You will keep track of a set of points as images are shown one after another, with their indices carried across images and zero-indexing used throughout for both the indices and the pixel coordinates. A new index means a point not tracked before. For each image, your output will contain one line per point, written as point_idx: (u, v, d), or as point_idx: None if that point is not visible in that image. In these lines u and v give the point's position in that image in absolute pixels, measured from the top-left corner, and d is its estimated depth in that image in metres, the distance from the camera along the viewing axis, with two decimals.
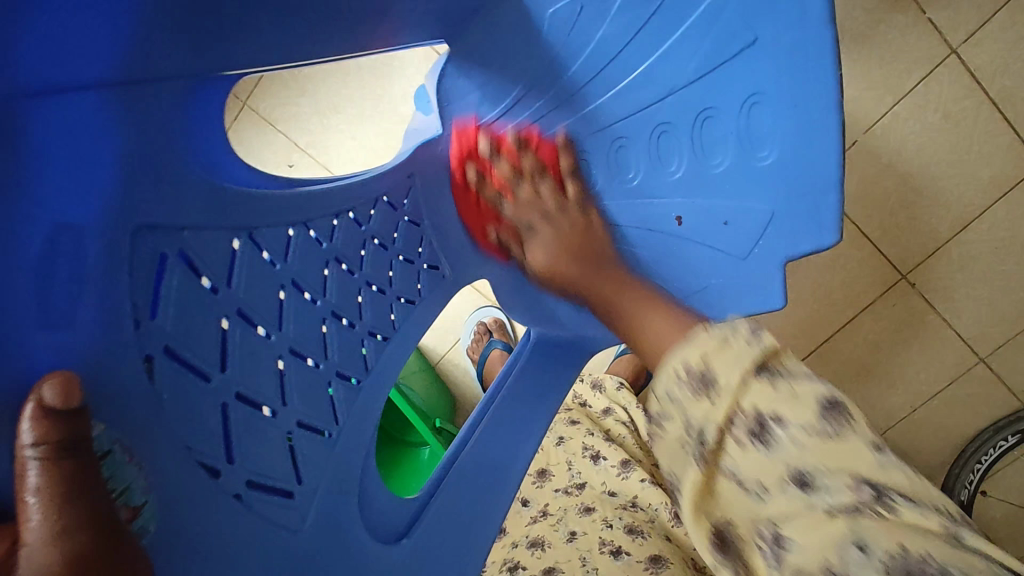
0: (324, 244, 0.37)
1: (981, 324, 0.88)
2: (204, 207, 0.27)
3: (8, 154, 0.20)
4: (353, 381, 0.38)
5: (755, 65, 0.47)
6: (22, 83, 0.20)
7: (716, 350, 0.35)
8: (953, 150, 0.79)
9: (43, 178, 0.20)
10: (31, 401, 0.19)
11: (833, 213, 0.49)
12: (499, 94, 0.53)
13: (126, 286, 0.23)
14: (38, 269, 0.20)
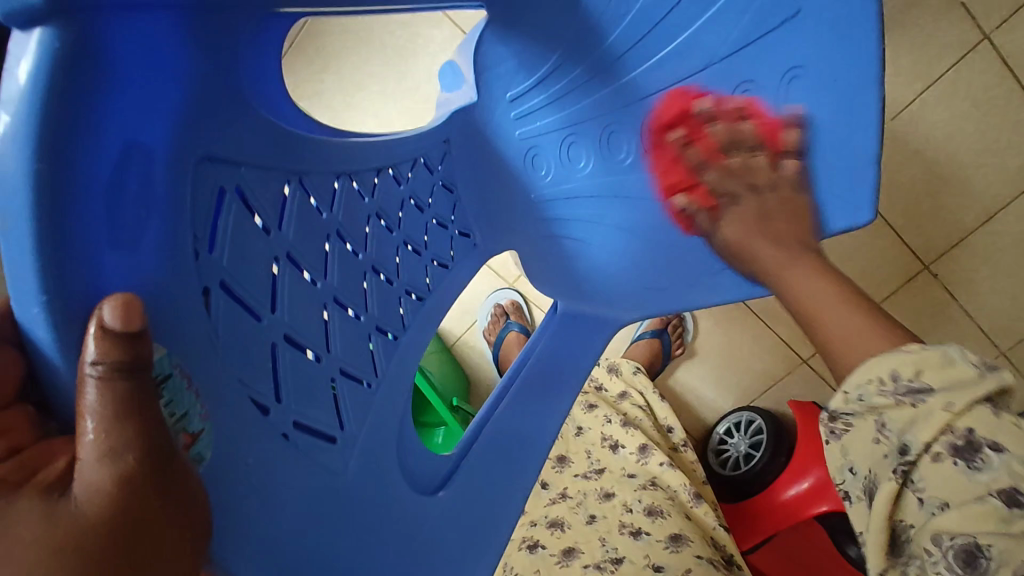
0: (366, 198, 0.37)
1: (1006, 319, 0.94)
2: (259, 147, 0.28)
3: (91, 70, 0.19)
4: (390, 337, 0.38)
5: (793, 38, 0.48)
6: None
7: (933, 366, 0.34)
8: (986, 138, 0.85)
9: (114, 99, 0.20)
10: (93, 321, 0.19)
11: (870, 192, 0.49)
12: (536, 62, 0.53)
13: (188, 216, 0.23)
14: (109, 189, 0.20)
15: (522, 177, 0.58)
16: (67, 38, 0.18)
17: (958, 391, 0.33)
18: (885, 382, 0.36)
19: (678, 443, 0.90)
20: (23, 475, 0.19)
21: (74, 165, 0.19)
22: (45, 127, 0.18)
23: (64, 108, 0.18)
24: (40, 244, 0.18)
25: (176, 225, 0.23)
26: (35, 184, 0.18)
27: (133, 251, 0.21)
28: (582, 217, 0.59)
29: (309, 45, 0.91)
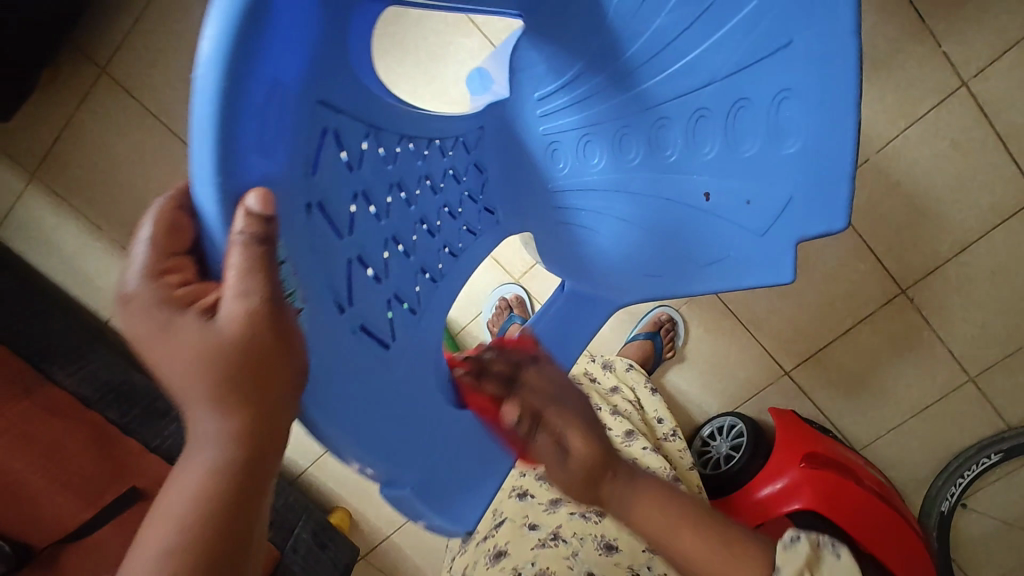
0: (420, 161, 0.44)
1: (972, 345, 1.14)
2: (352, 102, 0.35)
3: (266, 27, 0.26)
4: (430, 280, 0.45)
5: (786, 64, 0.56)
6: None
7: None
8: (957, 174, 1.04)
9: (275, 49, 0.27)
10: (243, 204, 0.26)
11: (844, 203, 0.58)
12: (563, 67, 0.61)
13: (304, 144, 0.31)
14: (263, 112, 0.27)
15: (542, 167, 0.66)
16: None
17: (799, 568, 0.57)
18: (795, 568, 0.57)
19: (666, 434, 0.98)
20: (190, 298, 0.26)
21: (241, 89, 0.26)
22: (230, 57, 0.25)
23: (246, 47, 0.25)
24: (217, 142, 0.25)
25: (294, 149, 0.30)
26: (216, 99, 0.25)
27: (268, 159, 0.28)
28: (593, 207, 0.67)
29: None
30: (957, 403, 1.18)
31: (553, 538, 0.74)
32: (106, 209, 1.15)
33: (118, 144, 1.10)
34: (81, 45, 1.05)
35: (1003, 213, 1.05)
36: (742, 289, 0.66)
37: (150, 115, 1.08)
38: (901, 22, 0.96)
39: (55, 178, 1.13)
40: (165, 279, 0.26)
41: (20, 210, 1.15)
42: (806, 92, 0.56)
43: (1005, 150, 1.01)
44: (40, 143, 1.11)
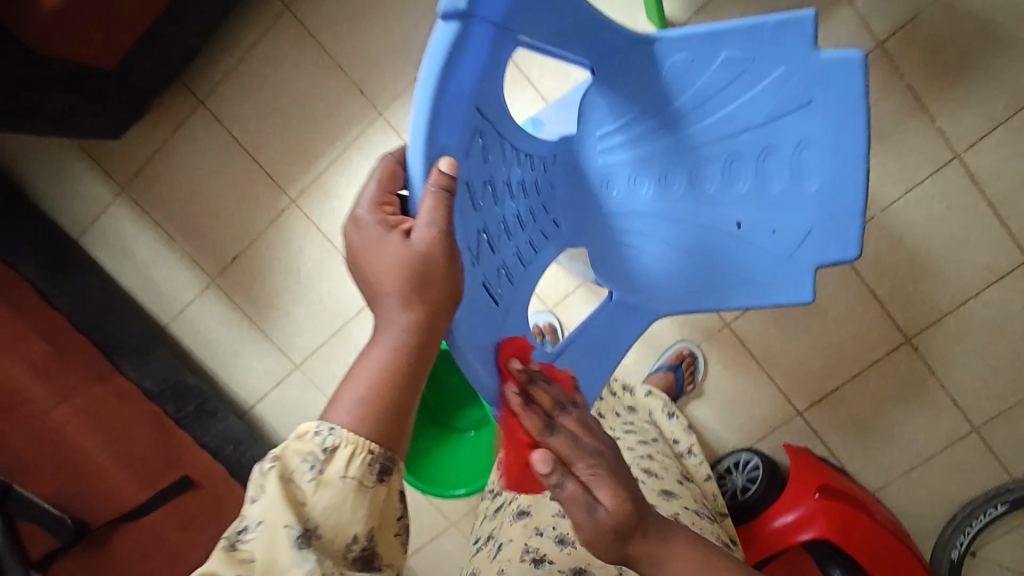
0: (520, 169, 0.57)
1: (976, 396, 1.22)
2: (494, 112, 0.47)
3: (466, 47, 0.38)
4: (520, 264, 0.57)
5: (807, 118, 0.70)
6: (479, 12, 0.39)
7: None
8: (955, 234, 1.16)
9: (467, 64, 0.39)
10: (439, 164, 0.37)
11: (855, 234, 0.70)
12: (622, 111, 0.75)
13: (469, 132, 0.42)
14: (453, 103, 0.39)
15: (598, 192, 0.77)
16: (460, 25, 0.37)
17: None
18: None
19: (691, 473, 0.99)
20: (396, 224, 0.39)
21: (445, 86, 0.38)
22: (439, 64, 0.37)
23: (450, 58, 0.38)
24: (425, 118, 0.37)
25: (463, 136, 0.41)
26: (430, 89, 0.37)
27: (449, 137, 0.39)
28: (639, 230, 0.78)
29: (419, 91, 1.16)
30: (964, 452, 1.24)
31: None
32: (182, 222, 1.27)
33: (203, 166, 1.24)
34: (185, 80, 1.20)
35: (998, 272, 1.16)
36: (767, 307, 0.76)
37: (236, 143, 1.22)
38: (899, 100, 1.12)
39: (142, 193, 1.26)
40: (383, 209, 0.40)
41: (106, 220, 1.28)
42: (823, 140, 0.70)
43: (995, 215, 1.13)
44: (135, 161, 1.25)
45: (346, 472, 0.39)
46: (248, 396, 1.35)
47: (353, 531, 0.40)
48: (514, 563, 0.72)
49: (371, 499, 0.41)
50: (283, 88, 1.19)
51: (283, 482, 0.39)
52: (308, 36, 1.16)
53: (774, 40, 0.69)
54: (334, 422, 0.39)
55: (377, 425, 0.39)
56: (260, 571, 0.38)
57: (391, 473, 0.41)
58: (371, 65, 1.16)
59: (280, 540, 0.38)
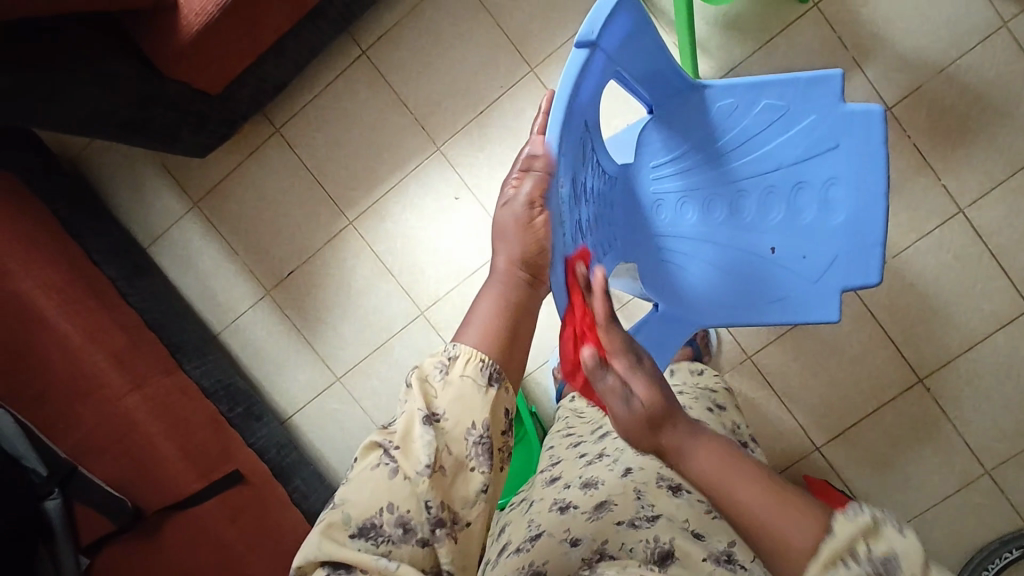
0: (593, 184, 0.70)
1: (986, 438, 1.29)
2: (587, 129, 0.62)
3: (586, 69, 0.55)
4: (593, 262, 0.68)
5: (834, 161, 0.83)
6: (597, 47, 0.55)
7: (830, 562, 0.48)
8: (963, 281, 1.26)
9: (584, 80, 0.55)
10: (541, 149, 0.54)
11: (877, 261, 0.82)
12: (673, 145, 0.86)
13: (573, 132, 0.57)
14: (570, 107, 0.54)
15: (648, 214, 0.87)
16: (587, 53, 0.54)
17: (853, 537, 0.49)
18: (847, 562, 0.48)
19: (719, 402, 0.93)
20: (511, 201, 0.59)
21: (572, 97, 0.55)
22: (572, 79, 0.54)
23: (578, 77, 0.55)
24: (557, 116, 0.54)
25: (576, 135, 0.58)
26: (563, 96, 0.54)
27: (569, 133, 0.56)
28: (684, 250, 0.88)
29: (475, 130, 1.29)
30: (977, 492, 1.29)
31: (600, 455, 0.81)
32: (245, 238, 1.37)
33: (272, 188, 1.36)
34: (265, 110, 1.33)
35: (1003, 318, 1.26)
36: (797, 324, 0.86)
37: (304, 168, 1.34)
38: (908, 158, 1.24)
39: (212, 209, 1.37)
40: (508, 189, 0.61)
41: (175, 231, 1.39)
42: (847, 178, 0.83)
43: (998, 266, 1.24)
44: (209, 180, 1.37)
45: (467, 373, 0.51)
46: (288, 405, 1.41)
47: (471, 421, 0.51)
48: (542, 512, 0.76)
49: (483, 398, 0.51)
50: (352, 122, 1.32)
51: (419, 380, 0.52)
52: (379, 78, 1.30)
53: (806, 95, 0.83)
54: (460, 339, 0.53)
55: (493, 343, 0.53)
56: (398, 439, 0.50)
57: (500, 379, 0.52)
58: (434, 106, 1.29)
59: (415, 419, 0.51)
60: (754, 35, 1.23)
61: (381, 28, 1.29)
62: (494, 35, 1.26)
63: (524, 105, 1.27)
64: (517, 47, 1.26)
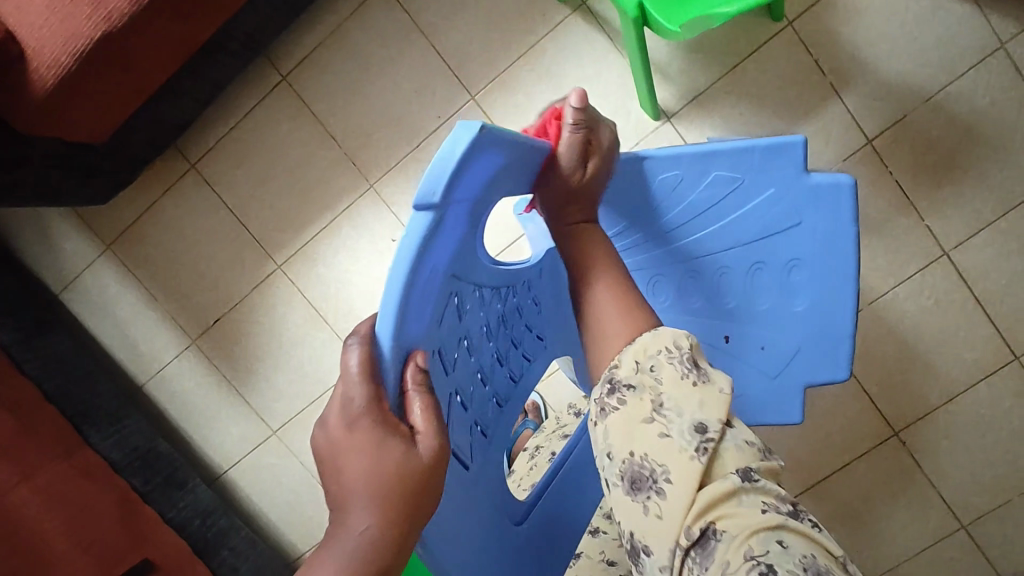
0: (483, 311, 0.51)
1: (964, 494, 1.21)
2: (463, 264, 0.43)
3: (445, 205, 0.36)
4: (485, 435, 0.52)
5: (797, 240, 0.73)
6: (463, 184, 0.37)
7: (693, 354, 0.50)
8: (945, 328, 1.15)
9: (447, 224, 0.37)
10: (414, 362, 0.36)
11: (846, 356, 0.75)
12: (608, 224, 0.75)
13: (431, 305, 0.39)
14: (428, 276, 0.37)
15: None
16: (438, 212, 0.35)
17: (680, 343, 0.50)
18: (672, 355, 0.50)
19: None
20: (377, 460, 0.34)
21: (416, 281, 0.36)
22: (414, 250, 0.35)
23: (432, 238, 0.36)
24: (399, 312, 0.35)
25: (433, 297, 0.39)
26: (402, 286, 0.35)
27: (420, 320, 0.38)
28: None
29: (412, 165, 1.16)
30: (952, 548, 1.22)
31: None
32: (165, 282, 1.25)
33: (191, 229, 1.22)
34: (179, 143, 1.19)
35: (985, 368, 1.16)
36: (754, 421, 0.79)
37: (225, 207, 1.21)
38: (889, 197, 1.12)
39: (126, 251, 1.24)
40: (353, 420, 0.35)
41: (89, 276, 1.26)
42: (810, 260, 0.73)
43: (982, 313, 1.14)
44: (121, 220, 1.23)
45: None
46: (221, 460, 1.31)
47: None
48: None
49: None
50: (276, 156, 1.18)
51: None
52: (302, 107, 1.16)
53: (764, 165, 0.71)
54: None
55: None
56: None
57: None
58: (365, 138, 1.16)
59: None
60: (721, 59, 1.10)
61: (303, 51, 1.14)
62: (429, 59, 1.12)
63: None
64: (455, 72, 1.12)
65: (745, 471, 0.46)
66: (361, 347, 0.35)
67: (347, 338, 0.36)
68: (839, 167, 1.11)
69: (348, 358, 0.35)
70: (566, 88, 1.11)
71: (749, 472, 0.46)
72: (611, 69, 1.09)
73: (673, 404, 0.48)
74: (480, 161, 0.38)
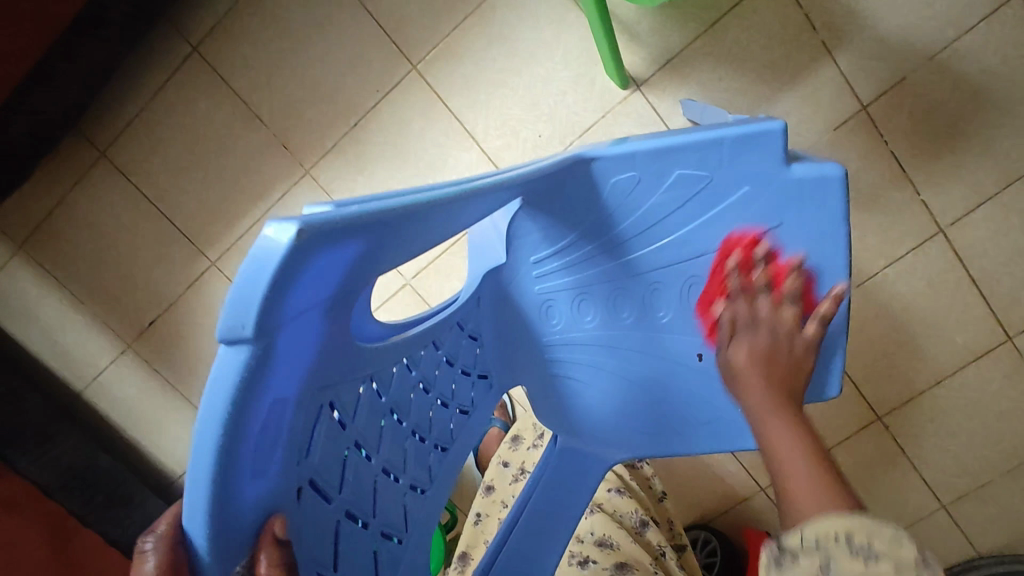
0: (384, 397, 0.41)
1: (946, 475, 1.13)
2: (335, 369, 0.33)
3: (268, 334, 0.25)
4: (395, 539, 0.43)
5: (780, 243, 0.59)
6: (293, 298, 0.26)
7: (880, 541, 0.43)
8: (936, 310, 1.05)
9: (282, 347, 0.27)
10: (270, 533, 0.29)
11: (834, 373, 0.62)
12: (559, 234, 0.62)
13: (281, 445, 0.29)
14: (265, 420, 0.27)
15: (533, 323, 0.65)
16: (256, 349, 0.25)
17: (856, 524, 0.44)
18: (841, 536, 0.44)
19: (636, 524, 0.74)
20: None
21: (236, 443, 0.26)
22: (228, 406, 0.25)
23: (251, 381, 0.25)
24: (212, 492, 0.26)
25: (274, 439, 0.29)
26: (213, 458, 0.25)
27: (261, 478, 0.28)
28: (580, 361, 0.67)
29: (350, 148, 1.03)
30: (929, 530, 1.16)
31: None
32: (89, 285, 1.13)
33: (110, 223, 1.09)
34: (84, 129, 1.05)
35: (976, 351, 1.05)
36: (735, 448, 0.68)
37: (146, 200, 1.07)
38: (883, 169, 0.99)
39: (41, 251, 1.11)
40: None
41: (4, 278, 1.14)
42: (797, 267, 0.60)
43: (977, 293, 1.02)
44: (30, 217, 1.10)
45: None
46: (175, 464, 1.25)
47: None
48: None
49: None
50: (196, 142, 1.04)
51: None
52: (220, 84, 1.01)
53: (736, 157, 0.57)
54: None
55: None
56: None
57: None
58: (295, 117, 1.02)
59: None
60: (697, 14, 0.95)
61: (212, 16, 0.98)
62: (361, 22, 0.96)
63: (408, 116, 1.00)
64: (393, 38, 0.97)
65: None
66: (163, 547, 0.26)
67: (146, 530, 0.27)
68: (830, 138, 0.99)
69: (141, 566, 0.25)
70: (522, 55, 0.96)
71: None
72: (572, 30, 0.94)
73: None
74: (322, 259, 0.27)
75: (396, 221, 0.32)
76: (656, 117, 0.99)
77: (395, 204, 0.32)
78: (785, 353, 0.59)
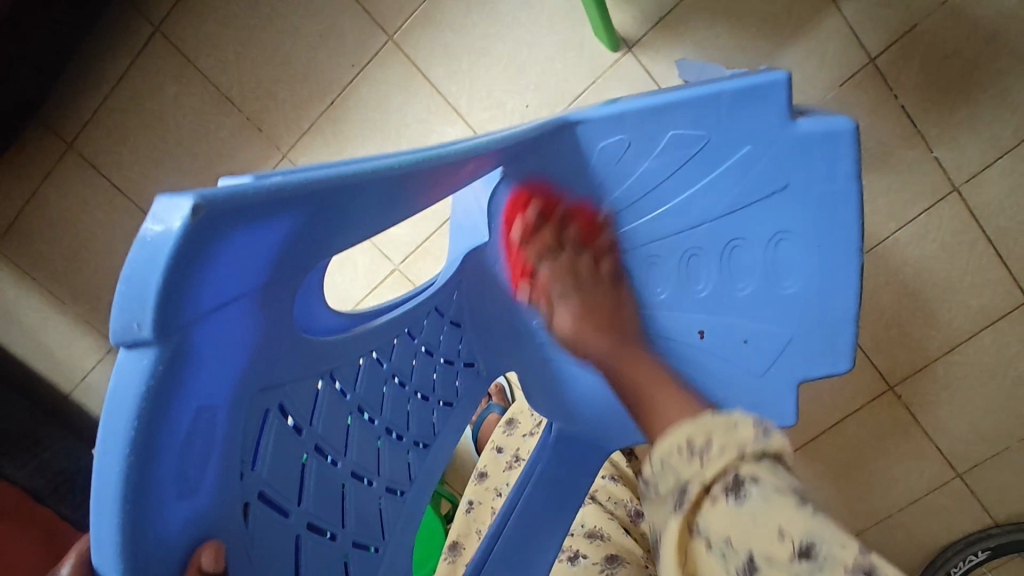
0: (348, 394, 0.37)
1: (963, 443, 1.08)
2: (280, 369, 0.29)
3: (175, 333, 0.21)
4: (371, 548, 0.40)
5: (785, 207, 0.54)
6: (203, 289, 0.22)
7: (721, 431, 0.44)
8: (951, 273, 0.99)
9: (200, 348, 0.23)
10: (195, 567, 0.24)
11: (847, 347, 0.58)
12: (544, 209, 0.57)
13: (213, 458, 0.25)
14: (187, 435, 0.23)
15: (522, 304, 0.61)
16: (161, 351, 0.21)
17: (695, 424, 0.46)
18: (680, 440, 0.46)
19: (630, 514, 0.71)
20: None
21: (149, 464, 0.22)
22: (131, 418, 0.21)
23: (161, 391, 0.21)
24: (123, 520, 0.21)
25: (203, 454, 0.24)
26: (120, 483, 0.21)
27: (190, 499, 0.24)
28: None
29: (327, 127, 0.98)
30: (946, 500, 1.12)
31: None
32: (67, 283, 1.09)
33: (85, 219, 1.05)
34: (48, 121, 1.00)
35: (992, 314, 1.00)
36: None
37: (118, 191, 1.03)
38: (893, 125, 0.93)
39: (16, 251, 1.07)
40: None
41: None
42: (804, 232, 0.55)
43: (994, 253, 0.97)
44: (1, 216, 1.06)
45: None
46: None
47: None
48: None
49: None
50: (165, 128, 0.99)
51: None
52: (187, 65, 0.95)
53: (735, 113, 0.52)
54: None
55: None
56: None
57: None
58: (268, 97, 0.96)
59: None
60: None
61: None
62: None
63: (387, 91, 0.95)
64: (365, 8, 0.91)
65: (792, 547, 0.36)
66: None
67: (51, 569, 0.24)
68: (836, 95, 0.93)
69: None
70: (504, 20, 0.90)
71: (799, 550, 0.36)
72: None
73: (680, 475, 0.44)
74: (235, 244, 0.23)
75: (335, 198, 0.28)
76: (649, 80, 0.93)
77: (333, 175, 0.27)
78: (585, 271, 0.60)
